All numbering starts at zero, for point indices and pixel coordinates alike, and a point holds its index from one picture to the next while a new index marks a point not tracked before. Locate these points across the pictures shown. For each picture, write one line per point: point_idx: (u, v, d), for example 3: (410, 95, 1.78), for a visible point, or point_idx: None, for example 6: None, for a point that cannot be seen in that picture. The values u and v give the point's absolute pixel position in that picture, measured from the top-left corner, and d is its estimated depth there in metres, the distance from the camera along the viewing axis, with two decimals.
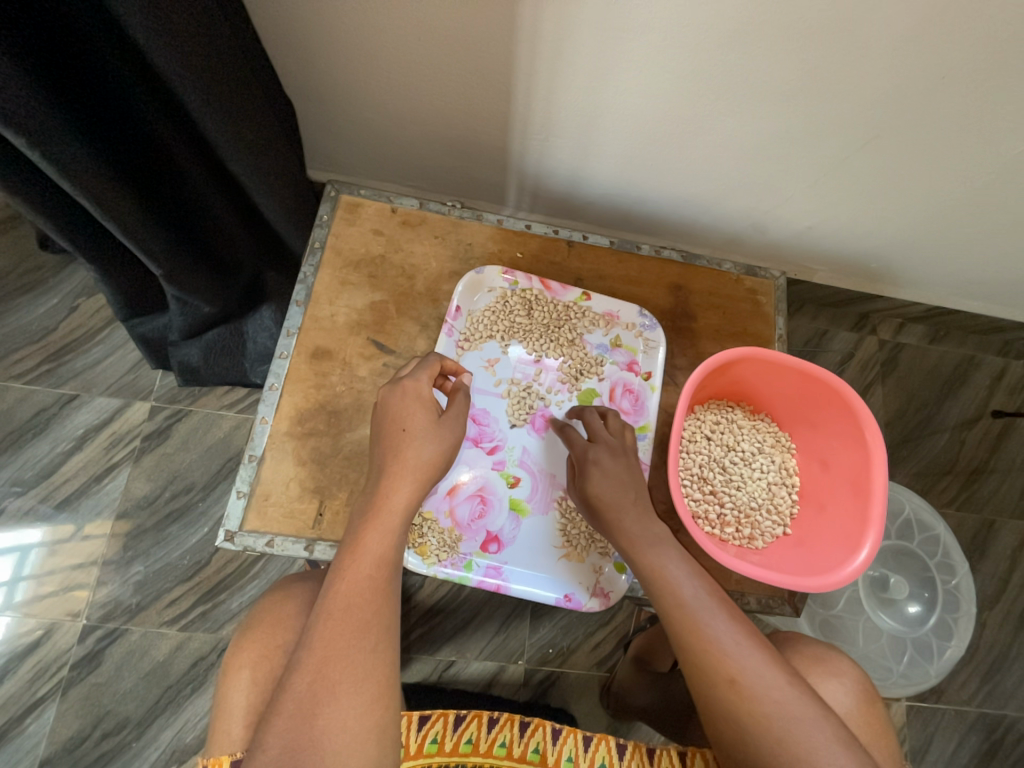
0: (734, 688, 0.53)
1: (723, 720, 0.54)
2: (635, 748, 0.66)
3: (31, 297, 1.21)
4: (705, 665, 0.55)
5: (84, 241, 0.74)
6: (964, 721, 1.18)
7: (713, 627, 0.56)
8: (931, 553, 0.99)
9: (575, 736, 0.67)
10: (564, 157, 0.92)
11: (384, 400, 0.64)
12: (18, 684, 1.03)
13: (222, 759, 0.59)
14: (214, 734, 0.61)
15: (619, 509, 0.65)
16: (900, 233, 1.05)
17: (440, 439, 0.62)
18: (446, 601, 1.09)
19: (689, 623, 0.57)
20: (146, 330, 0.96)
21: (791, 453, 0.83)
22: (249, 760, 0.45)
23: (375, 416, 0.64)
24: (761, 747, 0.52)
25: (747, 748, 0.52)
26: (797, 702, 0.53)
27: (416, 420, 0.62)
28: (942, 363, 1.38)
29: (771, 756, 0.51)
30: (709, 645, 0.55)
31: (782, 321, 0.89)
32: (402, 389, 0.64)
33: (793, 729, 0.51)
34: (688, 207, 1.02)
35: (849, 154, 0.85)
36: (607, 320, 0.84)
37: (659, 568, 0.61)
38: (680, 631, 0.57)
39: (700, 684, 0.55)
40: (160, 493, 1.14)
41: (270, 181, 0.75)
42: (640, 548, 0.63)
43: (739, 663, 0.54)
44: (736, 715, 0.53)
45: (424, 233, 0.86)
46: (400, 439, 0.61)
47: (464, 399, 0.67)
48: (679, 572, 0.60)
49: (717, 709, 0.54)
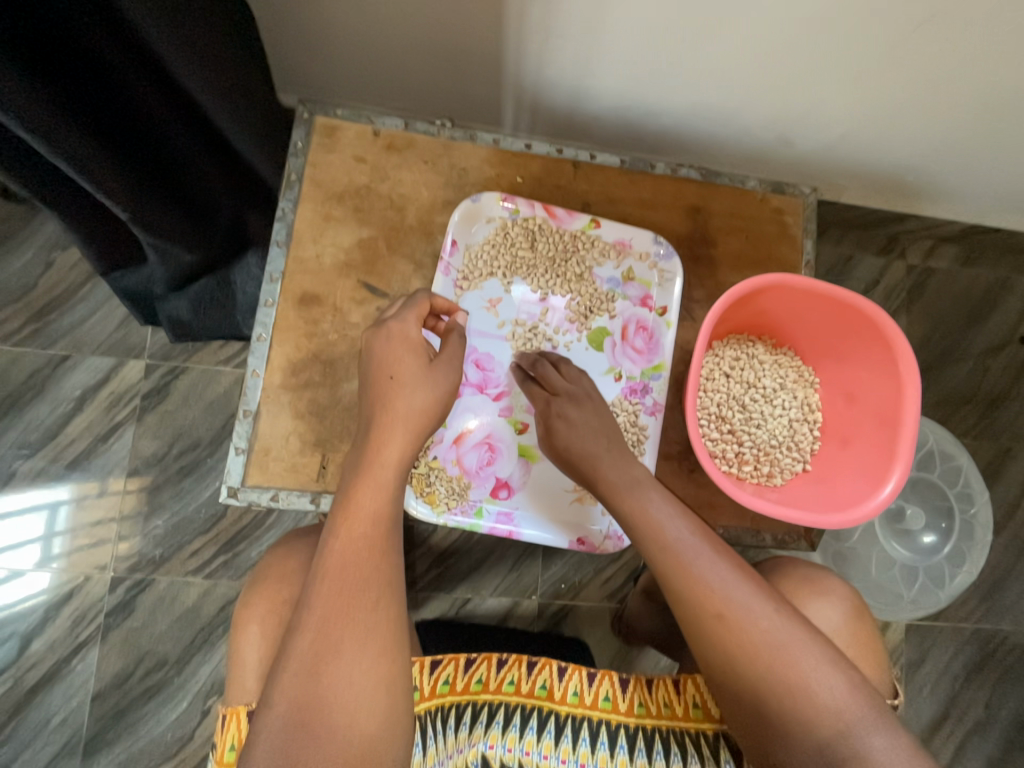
0: (722, 623, 0.53)
1: (713, 652, 0.53)
2: (637, 681, 0.66)
3: (3, 253, 1.13)
4: (692, 600, 0.55)
5: (42, 185, 0.64)
6: (960, 636, 1.23)
7: (698, 565, 0.56)
8: (951, 483, 0.97)
9: (579, 673, 0.66)
10: (567, 60, 0.78)
11: (369, 344, 0.60)
12: (60, 630, 1.08)
13: (240, 707, 0.61)
14: (231, 685, 0.64)
15: (596, 458, 0.65)
16: (944, 138, 0.93)
17: (436, 386, 0.59)
18: (459, 544, 1.11)
19: (672, 561, 0.57)
20: (130, 284, 0.87)
21: (814, 388, 0.79)
22: (259, 715, 0.46)
23: (365, 364, 0.60)
24: (752, 675, 0.51)
25: (738, 679, 0.52)
26: (786, 631, 0.52)
27: (404, 367, 0.58)
28: (972, 287, 1.29)
29: (762, 684, 0.51)
30: (695, 582, 0.55)
31: (810, 243, 0.81)
32: (388, 333, 0.59)
33: (784, 658, 0.51)
34: (705, 119, 0.90)
35: (897, 43, 0.72)
36: (618, 250, 0.77)
37: (640, 510, 0.60)
38: (664, 567, 0.57)
39: (689, 618, 0.55)
40: (168, 450, 1.14)
41: (232, 97, 0.62)
42: (621, 493, 0.62)
43: (726, 598, 0.54)
44: (725, 647, 0.53)
45: (412, 158, 0.76)
46: (388, 388, 0.57)
47: (457, 341, 0.63)
48: (661, 514, 0.60)
49: (706, 642, 0.54)
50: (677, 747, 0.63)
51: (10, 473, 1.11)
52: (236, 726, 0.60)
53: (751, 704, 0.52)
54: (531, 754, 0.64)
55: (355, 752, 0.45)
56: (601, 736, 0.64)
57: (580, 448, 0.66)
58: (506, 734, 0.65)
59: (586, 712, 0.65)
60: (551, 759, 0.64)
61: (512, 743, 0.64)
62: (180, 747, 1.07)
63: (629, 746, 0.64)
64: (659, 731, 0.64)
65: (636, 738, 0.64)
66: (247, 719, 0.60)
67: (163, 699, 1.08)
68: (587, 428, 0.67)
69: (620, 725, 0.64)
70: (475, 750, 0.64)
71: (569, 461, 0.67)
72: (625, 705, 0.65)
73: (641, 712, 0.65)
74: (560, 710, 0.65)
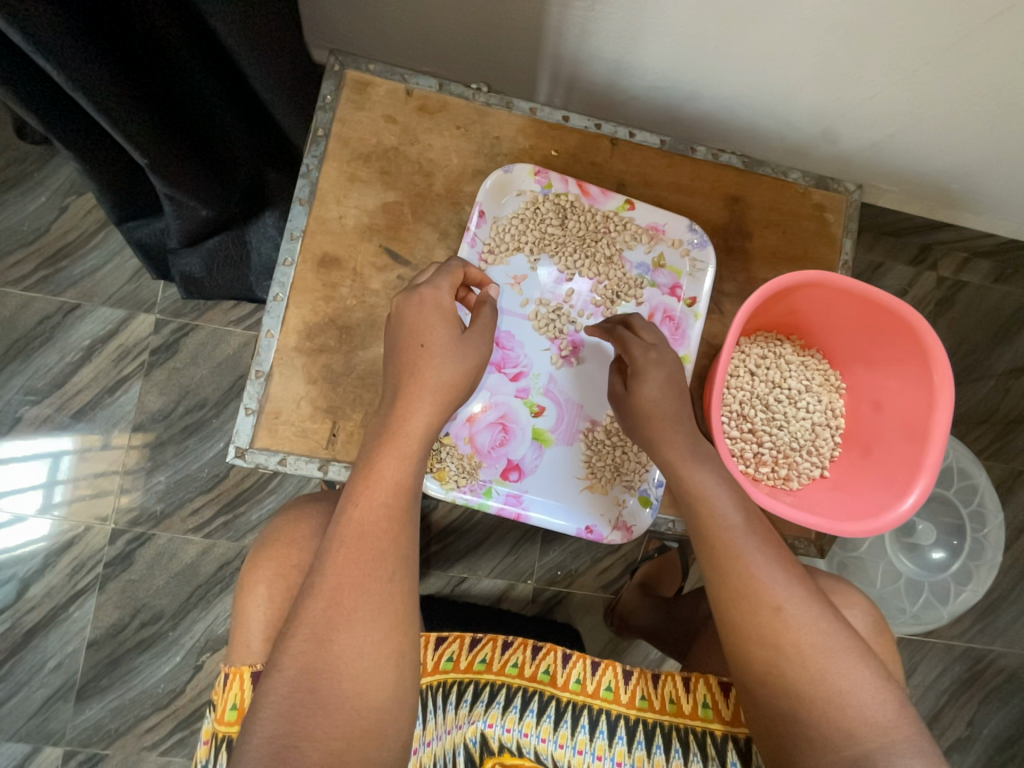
0: (779, 618, 0.52)
1: (761, 646, 0.52)
2: (641, 674, 0.66)
3: (16, 195, 1.11)
4: (751, 591, 0.53)
5: (60, 125, 0.59)
6: (951, 653, 1.22)
7: (757, 558, 0.54)
8: (966, 501, 0.96)
9: (583, 662, 0.66)
10: (612, 33, 0.73)
11: (400, 309, 0.58)
12: (59, 577, 1.09)
13: (241, 669, 0.60)
14: (233, 645, 0.64)
15: (674, 422, 0.62)
16: (996, 146, 0.88)
17: (462, 359, 0.57)
18: (460, 523, 1.11)
19: (734, 550, 0.55)
20: (144, 234, 0.83)
21: (840, 393, 0.77)
22: (264, 678, 0.46)
23: (391, 330, 0.59)
24: (798, 674, 0.51)
25: (781, 676, 0.51)
26: (839, 634, 0.52)
27: (435, 336, 0.57)
28: (1002, 305, 1.25)
29: (808, 684, 0.50)
30: (755, 573, 0.54)
31: (849, 243, 0.78)
32: (420, 298, 0.58)
33: (834, 660, 0.51)
34: (747, 107, 0.86)
35: (961, 39, 0.67)
36: (651, 234, 0.74)
37: (699, 493, 0.58)
38: (724, 555, 0.55)
39: (741, 610, 0.53)
40: (174, 408, 1.13)
41: (261, 43, 0.56)
42: (690, 466, 0.59)
43: (786, 593, 0.53)
44: (776, 642, 0.52)
45: (445, 122, 0.73)
46: (417, 355, 0.56)
47: (489, 315, 0.61)
48: (726, 500, 0.57)
49: (756, 636, 0.52)
50: (678, 744, 0.62)
51: (16, 419, 1.10)
52: (238, 686, 0.60)
53: (789, 703, 0.51)
54: (530, 737, 0.63)
55: (361, 723, 0.45)
56: (601, 725, 0.64)
57: (673, 409, 0.63)
58: (505, 714, 0.64)
59: (586, 700, 0.65)
60: (550, 744, 0.63)
61: (512, 723, 0.63)
62: (171, 700, 1.09)
63: (628, 738, 0.63)
64: (660, 726, 0.63)
65: (636, 730, 0.63)
66: (250, 680, 0.60)
67: (157, 652, 1.09)
68: (667, 391, 0.63)
69: (621, 716, 0.64)
70: (474, 727, 0.64)
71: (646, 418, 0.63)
72: (627, 696, 0.65)
73: (643, 704, 0.64)
74: (562, 696, 0.65)
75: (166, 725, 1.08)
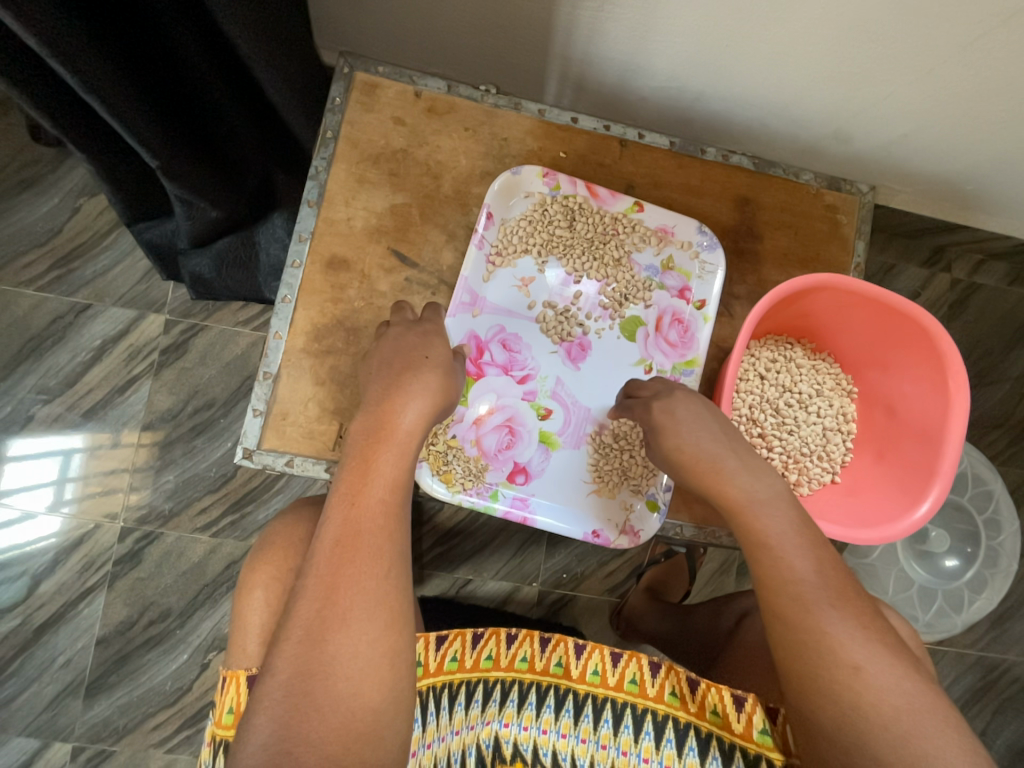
0: (856, 678, 0.47)
1: (833, 707, 0.47)
2: (671, 669, 0.63)
3: (31, 196, 1.13)
4: (820, 646, 0.48)
5: (72, 128, 0.60)
6: (963, 662, 1.20)
7: (830, 611, 0.49)
8: (981, 508, 0.95)
9: (601, 652, 0.64)
10: (622, 34, 0.72)
11: (403, 333, 0.63)
12: (69, 574, 1.10)
13: (239, 672, 0.60)
14: (232, 648, 0.64)
15: (717, 457, 0.59)
16: (1012, 147, 0.87)
17: (451, 374, 0.63)
18: (465, 525, 1.10)
19: (800, 599, 0.50)
20: (154, 235, 0.84)
21: (851, 397, 0.76)
22: (259, 682, 0.46)
23: (381, 348, 0.63)
24: (879, 743, 0.45)
25: (857, 742, 0.46)
26: (929, 702, 0.46)
27: (438, 351, 0.62)
28: (1018, 308, 1.23)
29: (893, 757, 0.44)
30: (827, 626, 0.49)
31: (862, 245, 0.77)
32: (425, 328, 0.64)
33: (923, 732, 0.44)
34: (758, 108, 0.85)
35: (978, 37, 0.65)
36: (659, 236, 0.73)
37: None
38: (789, 604, 0.51)
39: (811, 666, 0.48)
40: (183, 407, 1.14)
41: (271, 46, 0.56)
42: (747, 504, 0.56)
43: (865, 652, 0.47)
44: (852, 705, 0.46)
45: (453, 124, 0.73)
46: (420, 365, 0.60)
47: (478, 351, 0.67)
48: (790, 540, 0.53)
49: (826, 696, 0.47)
50: (717, 751, 0.60)
51: (28, 417, 1.12)
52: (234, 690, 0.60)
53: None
54: (548, 733, 0.63)
55: (357, 724, 0.45)
56: (626, 720, 0.62)
57: (696, 449, 0.60)
58: (522, 712, 0.64)
59: (608, 693, 0.63)
60: (571, 739, 0.63)
61: (529, 721, 0.63)
62: (178, 697, 1.10)
63: (656, 734, 0.61)
64: (694, 727, 0.61)
65: (664, 727, 0.62)
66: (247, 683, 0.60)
67: (165, 650, 1.10)
68: (697, 420, 0.62)
69: (647, 711, 0.62)
70: (488, 728, 0.64)
71: (681, 460, 0.61)
72: (654, 690, 0.63)
73: (674, 701, 0.62)
74: (579, 689, 0.64)
75: (173, 722, 1.09)
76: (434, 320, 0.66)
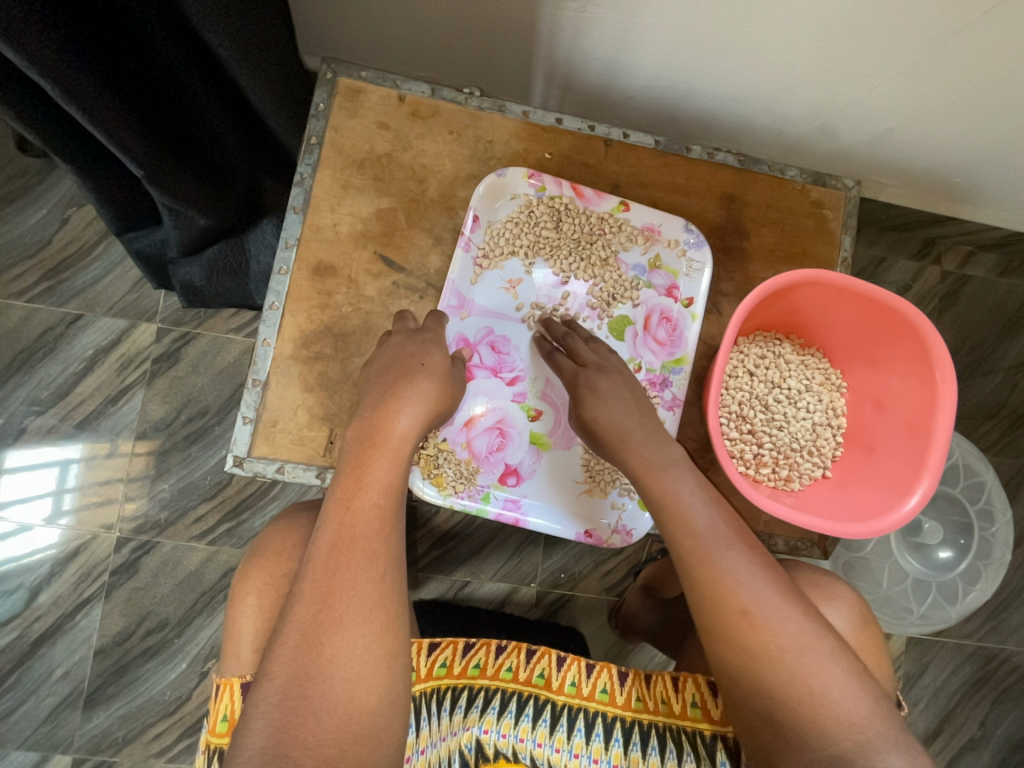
0: (746, 620, 0.51)
1: (732, 648, 0.52)
2: (636, 675, 0.65)
3: (19, 207, 1.12)
4: (717, 593, 0.53)
5: (57, 138, 0.60)
6: (961, 653, 1.20)
7: (724, 560, 0.54)
8: (973, 499, 0.95)
9: (578, 663, 0.65)
10: (605, 34, 0.73)
11: (398, 339, 0.64)
12: (66, 586, 1.10)
13: (233, 680, 0.61)
14: (228, 656, 0.64)
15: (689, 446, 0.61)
16: (999, 138, 0.87)
17: (449, 382, 0.63)
18: (461, 527, 1.10)
19: (699, 552, 0.55)
20: (143, 245, 0.83)
21: (841, 392, 0.76)
22: (255, 688, 0.45)
23: (379, 356, 0.64)
24: (772, 676, 0.50)
25: (757, 677, 0.51)
26: (812, 633, 0.51)
27: (433, 358, 0.63)
28: (1008, 299, 1.23)
29: (783, 686, 0.49)
30: (721, 575, 0.53)
31: (849, 240, 0.78)
32: (424, 336, 0.64)
33: (806, 661, 0.49)
34: (743, 105, 0.85)
35: (959, 31, 0.66)
36: (646, 235, 0.74)
37: (693, 497, 0.58)
38: (691, 558, 0.55)
39: (712, 614, 0.53)
40: (176, 416, 1.14)
41: (252, 50, 0.55)
42: (654, 472, 0.60)
43: (752, 595, 0.52)
44: (751, 645, 0.51)
45: (437, 127, 0.73)
46: (416, 370, 0.61)
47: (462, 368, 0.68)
48: (693, 499, 0.58)
49: (725, 637, 0.52)
50: (673, 745, 0.62)
51: (21, 430, 1.11)
52: (230, 697, 0.61)
53: (767, 705, 0.50)
54: (526, 742, 0.63)
55: (354, 726, 0.45)
56: (597, 729, 0.63)
57: (610, 421, 0.64)
58: (500, 720, 0.64)
59: (582, 703, 0.64)
60: (547, 748, 0.63)
61: (506, 729, 0.63)
62: (177, 707, 1.09)
63: (625, 739, 0.63)
64: (655, 727, 0.63)
65: (633, 732, 0.63)
66: (240, 692, 0.60)
67: (163, 660, 1.10)
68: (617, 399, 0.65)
69: (617, 718, 0.63)
70: (469, 733, 0.63)
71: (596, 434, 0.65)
72: (622, 698, 0.64)
73: (639, 706, 0.64)
74: (557, 700, 0.64)
75: (173, 732, 1.09)
76: (433, 328, 0.66)
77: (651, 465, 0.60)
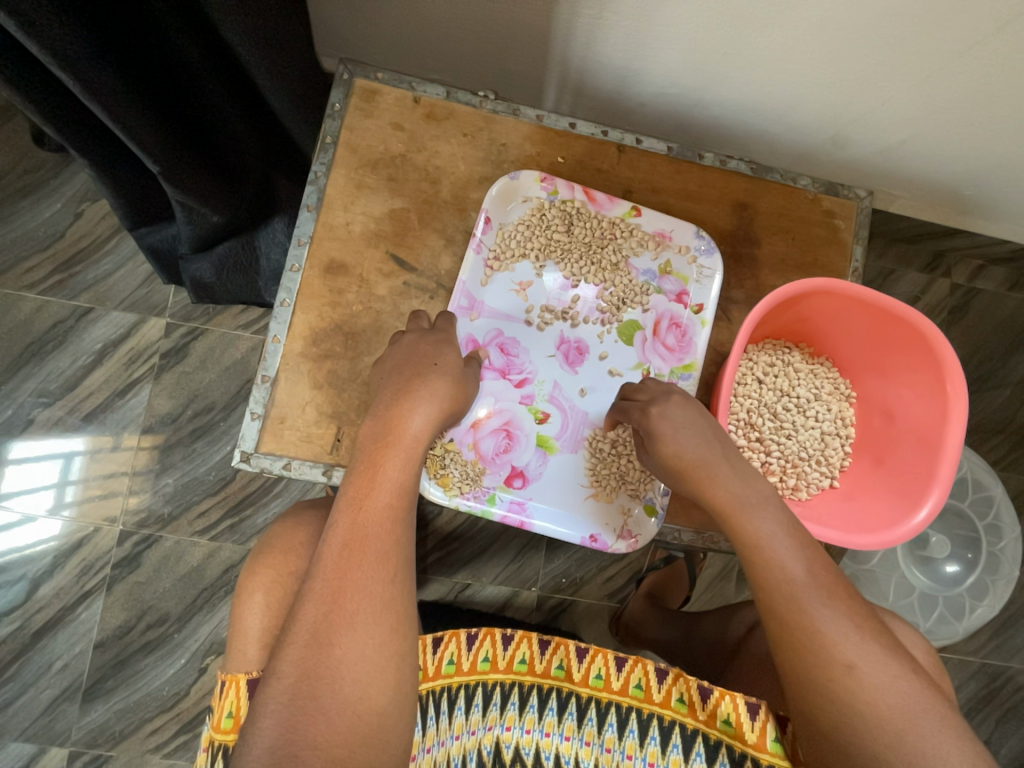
0: (849, 675, 0.50)
1: (824, 701, 0.50)
2: (678, 675, 0.63)
3: (34, 201, 1.14)
4: (816, 644, 0.51)
5: (75, 133, 0.60)
6: (967, 669, 1.19)
7: (823, 612, 0.52)
8: (982, 514, 0.94)
9: (604, 657, 0.64)
10: (620, 40, 0.73)
11: (411, 340, 0.64)
12: (67, 578, 1.10)
13: (239, 676, 0.60)
14: (232, 653, 0.64)
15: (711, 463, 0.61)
16: (1009, 152, 0.87)
17: (462, 382, 0.64)
18: (464, 529, 1.10)
19: (795, 601, 0.53)
20: (155, 240, 0.84)
21: (849, 402, 0.76)
22: (263, 687, 0.45)
23: (392, 355, 0.64)
24: (872, 733, 0.48)
25: (848, 730, 0.49)
26: (868, 664, 0.50)
27: (447, 359, 0.63)
28: (1018, 314, 1.22)
29: (880, 743, 0.48)
30: (820, 628, 0.52)
31: (860, 250, 0.77)
32: (438, 337, 0.65)
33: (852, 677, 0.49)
34: (755, 114, 0.85)
35: (975, 44, 0.66)
36: (657, 240, 0.74)
37: (764, 538, 0.57)
38: (785, 608, 0.53)
39: (805, 665, 0.51)
40: (182, 411, 1.14)
41: (271, 50, 0.56)
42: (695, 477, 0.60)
43: (856, 650, 0.50)
44: (845, 699, 0.50)
45: (452, 129, 0.74)
46: (430, 371, 0.61)
47: (476, 370, 0.69)
48: (774, 538, 0.56)
49: (820, 689, 0.50)
50: (726, 758, 0.60)
51: (28, 421, 1.12)
52: (234, 694, 0.60)
53: (859, 761, 0.49)
54: (552, 736, 0.63)
55: (363, 727, 0.44)
56: (630, 724, 0.62)
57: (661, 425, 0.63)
58: (523, 715, 0.64)
59: (613, 697, 0.63)
60: (575, 742, 0.63)
61: (531, 724, 0.63)
62: (175, 702, 1.09)
63: (662, 739, 0.62)
64: (702, 734, 0.61)
65: (671, 732, 0.62)
66: (246, 688, 0.60)
67: (162, 654, 1.10)
68: (690, 428, 0.63)
69: (653, 716, 0.62)
70: (490, 733, 0.64)
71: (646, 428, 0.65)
72: (661, 695, 0.63)
73: (681, 706, 0.62)
74: (581, 692, 0.64)
75: (170, 728, 1.08)
76: (444, 328, 0.66)
77: (743, 503, 0.58)
